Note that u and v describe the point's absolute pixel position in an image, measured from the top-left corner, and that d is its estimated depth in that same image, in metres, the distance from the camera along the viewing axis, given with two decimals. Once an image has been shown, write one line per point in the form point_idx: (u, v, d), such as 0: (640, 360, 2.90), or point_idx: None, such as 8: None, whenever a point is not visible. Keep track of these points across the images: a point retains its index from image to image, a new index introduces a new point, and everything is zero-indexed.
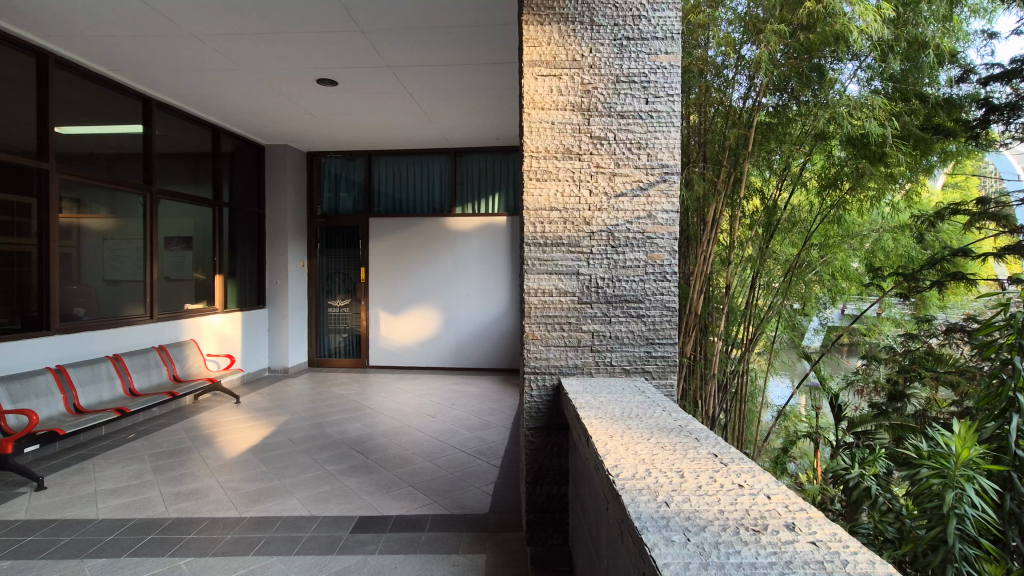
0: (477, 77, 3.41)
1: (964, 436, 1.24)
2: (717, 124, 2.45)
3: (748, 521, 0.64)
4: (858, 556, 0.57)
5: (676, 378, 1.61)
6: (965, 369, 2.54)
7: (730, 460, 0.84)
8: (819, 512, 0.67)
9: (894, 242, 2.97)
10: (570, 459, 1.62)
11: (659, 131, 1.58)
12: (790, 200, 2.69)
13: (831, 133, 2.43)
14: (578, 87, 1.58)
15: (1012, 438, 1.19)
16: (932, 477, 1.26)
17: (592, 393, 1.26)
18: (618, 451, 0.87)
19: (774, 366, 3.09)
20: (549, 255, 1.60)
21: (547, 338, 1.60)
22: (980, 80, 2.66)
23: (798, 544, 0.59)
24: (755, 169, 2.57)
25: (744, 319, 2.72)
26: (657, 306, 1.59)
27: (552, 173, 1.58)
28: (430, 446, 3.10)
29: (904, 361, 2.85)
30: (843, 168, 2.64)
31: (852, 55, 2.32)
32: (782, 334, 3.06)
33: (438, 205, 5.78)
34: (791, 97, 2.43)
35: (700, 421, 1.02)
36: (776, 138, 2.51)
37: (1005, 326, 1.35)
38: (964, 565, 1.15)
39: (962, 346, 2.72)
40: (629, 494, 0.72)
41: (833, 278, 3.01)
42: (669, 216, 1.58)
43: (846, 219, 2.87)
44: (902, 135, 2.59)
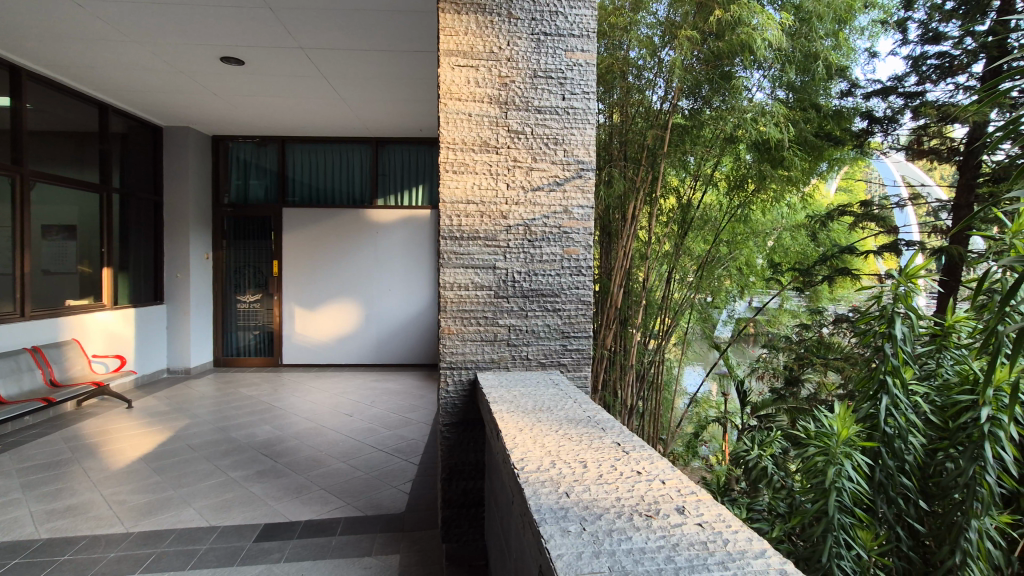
0: (397, 64, 3.32)
1: (843, 416, 1.36)
2: (636, 124, 2.56)
3: (641, 507, 0.66)
4: (738, 534, 0.60)
5: (590, 370, 1.65)
6: (850, 356, 2.75)
7: (631, 448, 0.86)
8: (707, 494, 0.70)
9: (793, 240, 3.26)
10: (485, 453, 1.62)
11: (575, 128, 1.61)
12: (703, 200, 2.85)
13: (738, 136, 2.58)
14: (494, 79, 1.57)
15: (882, 416, 1.32)
16: (818, 455, 1.37)
17: (506, 388, 1.26)
18: (526, 445, 0.87)
19: (687, 356, 3.30)
20: (465, 249, 1.58)
21: (463, 332, 1.59)
22: (864, 94, 2.94)
23: (685, 527, 0.62)
24: (672, 170, 2.70)
25: (662, 313, 2.87)
26: (572, 300, 1.62)
27: (469, 165, 1.57)
28: (346, 447, 3.01)
29: (800, 350, 3.05)
30: (750, 170, 2.81)
31: (758, 63, 2.48)
32: (695, 326, 3.25)
33: (359, 197, 5.59)
34: (704, 102, 2.55)
35: (607, 411, 1.05)
36: (690, 140, 2.59)
37: (878, 317, 1.50)
38: (841, 532, 1.27)
39: (848, 335, 2.97)
40: (531, 487, 0.72)
41: (740, 272, 3.22)
42: (585, 211, 1.62)
43: (751, 217, 3.06)
44: (799, 141, 2.80)
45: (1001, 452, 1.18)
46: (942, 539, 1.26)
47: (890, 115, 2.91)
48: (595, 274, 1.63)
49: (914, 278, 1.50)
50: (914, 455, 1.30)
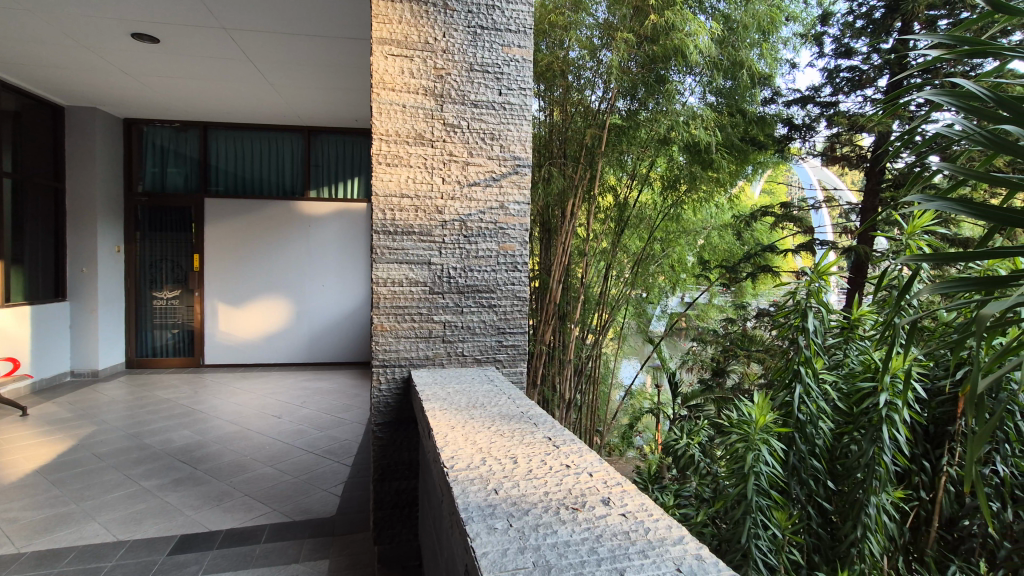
0: (329, 51, 3.19)
1: (762, 405, 1.43)
2: (575, 122, 2.60)
3: (569, 500, 0.67)
4: (659, 522, 0.62)
5: (526, 365, 1.66)
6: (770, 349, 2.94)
7: (562, 442, 0.87)
8: (632, 485, 0.72)
9: (720, 238, 3.44)
10: (419, 452, 1.60)
11: (511, 124, 1.61)
12: (639, 199, 2.94)
13: (671, 138, 2.67)
14: (430, 70, 1.54)
15: (796, 404, 1.42)
16: (739, 441, 1.43)
17: (440, 385, 1.25)
18: (457, 443, 0.86)
19: (623, 350, 3.43)
20: (399, 243, 1.55)
21: (397, 329, 1.56)
22: (785, 102, 3.16)
23: (609, 518, 0.63)
24: (610, 169, 2.76)
25: (599, 308, 2.96)
26: (507, 296, 1.62)
27: (403, 158, 1.53)
28: (274, 450, 2.88)
29: (726, 342, 3.28)
30: (682, 171, 2.90)
31: (690, 69, 2.57)
32: (630, 321, 3.36)
33: (290, 188, 5.34)
34: (639, 104, 2.59)
35: (540, 406, 1.06)
36: (627, 141, 2.64)
37: (793, 312, 1.60)
38: (759, 514, 1.34)
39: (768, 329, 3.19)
40: (460, 485, 0.71)
41: (672, 269, 3.35)
42: (521, 207, 1.62)
43: (683, 217, 3.18)
44: (727, 144, 2.95)
45: (896, 434, 1.30)
46: (846, 515, 1.36)
47: (808, 123, 3.12)
48: (530, 270, 1.64)
49: (826, 275, 1.61)
50: (823, 439, 1.41)
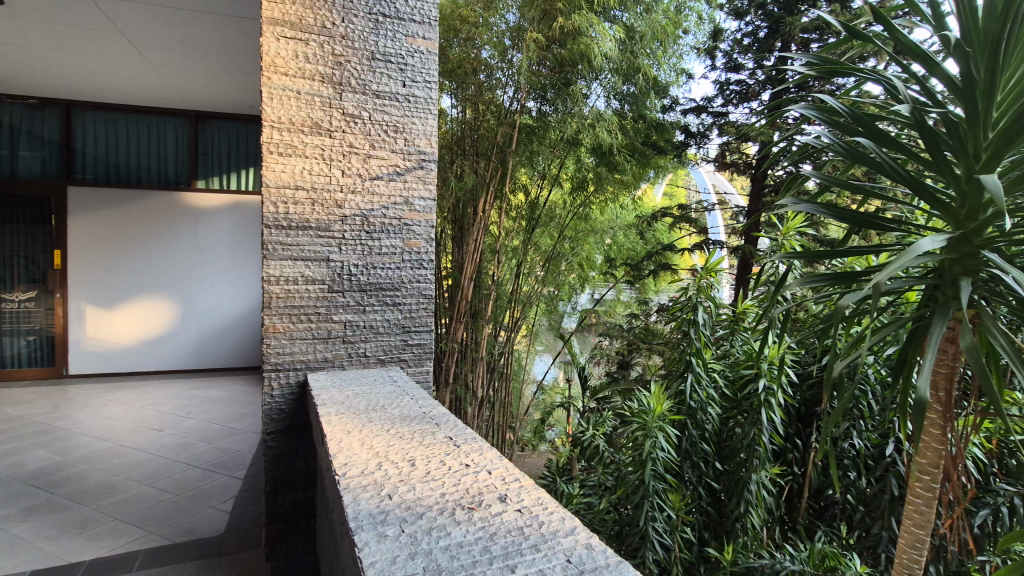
0: (217, 30, 2.94)
1: (658, 395, 1.51)
2: (488, 121, 2.60)
3: (465, 500, 0.66)
4: (552, 516, 0.63)
5: (432, 364, 1.63)
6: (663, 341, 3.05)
7: (462, 441, 0.86)
8: (531, 479, 0.73)
9: (625, 238, 3.56)
10: (316, 460, 1.52)
11: (416, 117, 1.57)
12: (549, 197, 3.02)
13: (580, 140, 2.75)
14: (328, 56, 1.46)
15: (688, 392, 1.52)
16: (638, 429, 1.51)
17: (339, 388, 1.19)
18: (352, 448, 0.82)
19: (534, 346, 3.54)
20: (294, 239, 1.46)
21: (292, 330, 1.47)
22: (682, 110, 3.34)
23: (504, 515, 0.63)
24: (522, 167, 2.80)
25: (511, 304, 3.01)
26: (413, 294, 1.59)
27: (297, 148, 1.44)
28: (152, 467, 2.61)
29: (631, 336, 3.37)
30: (589, 172, 2.99)
31: (595, 74, 2.64)
32: (542, 317, 3.46)
33: (175, 178, 4.87)
34: (549, 105, 2.64)
35: (443, 406, 1.04)
36: (538, 141, 2.70)
37: (685, 306, 1.71)
38: (655, 498, 1.42)
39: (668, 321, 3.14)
40: (351, 493, 0.68)
41: (581, 267, 3.46)
42: (426, 203, 1.59)
43: (591, 216, 3.28)
44: (630, 149, 3.10)
45: (773, 415, 1.43)
46: (731, 492, 1.48)
47: (702, 131, 3.35)
48: (437, 267, 1.62)
49: (714, 272, 1.73)
50: (712, 423, 1.52)
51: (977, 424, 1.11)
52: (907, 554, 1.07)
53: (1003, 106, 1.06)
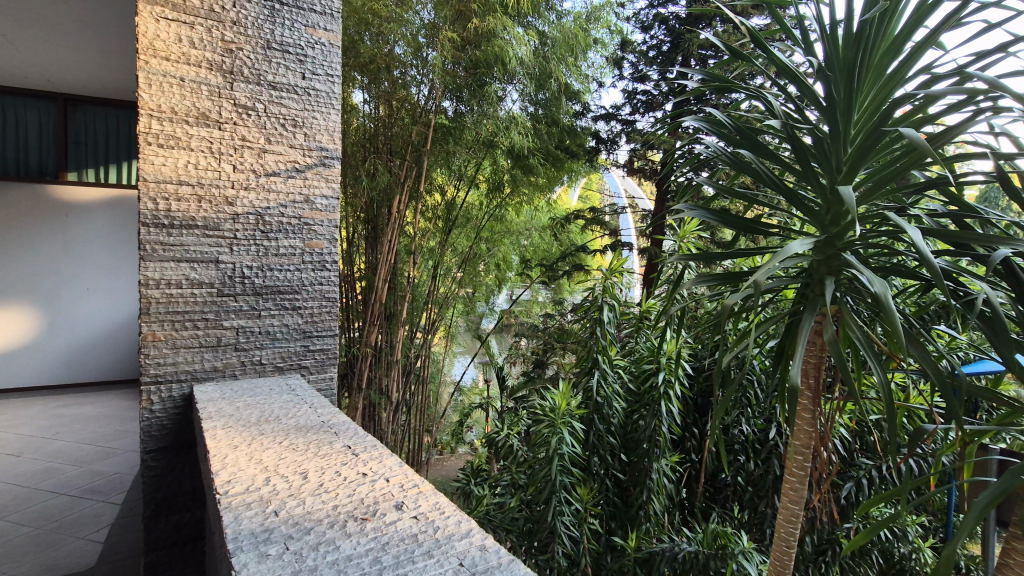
0: (89, 5, 2.65)
1: (564, 392, 1.56)
2: (402, 120, 2.54)
3: (359, 511, 0.64)
4: (449, 520, 0.62)
5: (335, 369, 1.60)
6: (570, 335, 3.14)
7: (361, 449, 0.83)
8: (429, 484, 0.72)
9: (542, 239, 3.65)
10: (204, 477, 1.43)
11: (317, 112, 1.52)
12: (466, 198, 3.01)
13: (496, 142, 2.75)
14: (216, 42, 1.37)
15: (595, 388, 1.58)
16: (546, 426, 1.54)
17: (229, 399, 1.12)
18: (237, 464, 0.77)
19: (452, 346, 3.58)
20: (177, 239, 1.35)
21: (175, 338, 1.37)
22: (593, 117, 3.46)
23: (399, 523, 0.62)
24: (439, 168, 2.79)
25: (427, 306, 2.99)
26: (314, 297, 1.54)
27: (181, 140, 1.34)
28: (8, 498, 2.29)
29: (545, 337, 3.43)
30: (504, 174, 3.02)
31: (511, 78, 2.66)
32: (459, 319, 3.48)
33: (37, 167, 4.30)
34: (464, 105, 2.63)
35: (344, 414, 1.00)
36: (453, 141, 2.67)
37: (590, 306, 1.78)
38: (563, 492, 1.46)
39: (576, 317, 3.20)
40: (232, 512, 0.63)
41: (498, 267, 3.48)
42: (328, 202, 1.55)
43: (507, 217, 3.30)
44: (546, 153, 3.15)
45: (670, 406, 1.53)
46: (635, 482, 1.56)
47: (611, 137, 3.51)
48: (340, 268, 1.58)
49: (617, 272, 1.81)
50: (617, 417, 1.59)
51: (839, 407, 1.26)
52: (785, 528, 1.18)
53: (860, 124, 1.18)
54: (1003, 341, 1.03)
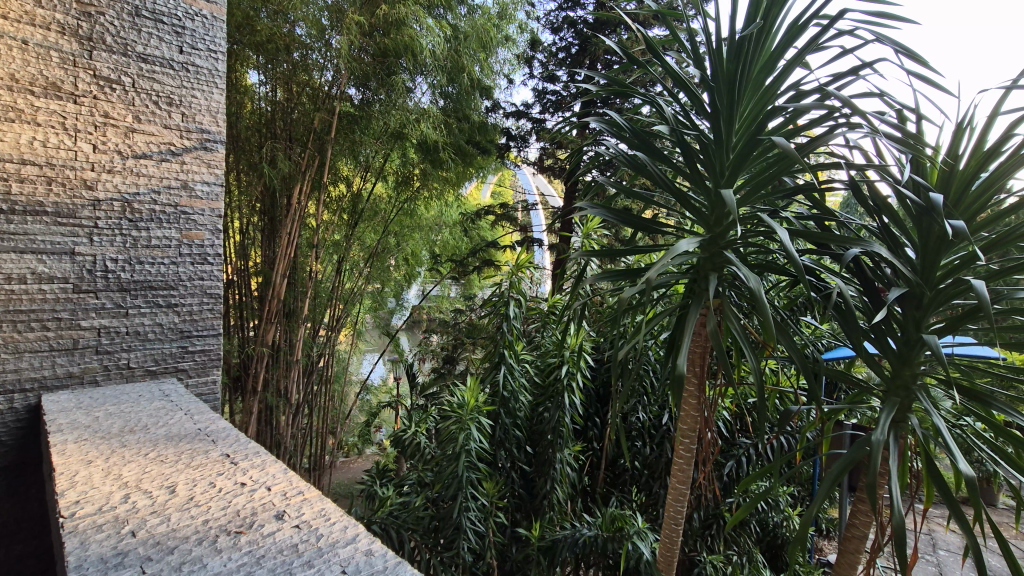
0: None
1: (472, 388, 1.55)
2: (303, 104, 2.40)
3: (233, 524, 0.59)
4: (334, 527, 0.59)
5: (219, 372, 1.52)
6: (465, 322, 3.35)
7: (242, 457, 0.77)
8: (315, 491, 0.68)
9: (450, 235, 3.67)
10: (52, 495, 1.29)
11: (198, 90, 1.43)
12: (373, 191, 2.91)
13: (405, 134, 2.67)
14: (71, 3, 1.25)
15: (500, 383, 1.59)
16: (452, 423, 1.53)
17: (88, 409, 0.99)
18: (90, 481, 0.68)
19: (357, 344, 3.48)
20: (21, 228, 1.21)
21: (19, 341, 1.22)
22: (505, 114, 3.49)
23: (278, 534, 0.58)
24: (345, 159, 2.68)
25: (331, 303, 2.87)
26: (194, 294, 1.45)
27: (24, 112, 1.20)
28: None
29: (455, 332, 3.42)
30: (413, 167, 2.94)
31: (421, 71, 2.59)
32: (365, 314, 3.43)
33: None
34: (372, 95, 2.52)
35: (224, 420, 0.93)
36: (360, 131, 2.57)
37: (498, 301, 1.78)
38: (469, 488, 1.46)
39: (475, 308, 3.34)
40: (78, 536, 0.55)
41: (407, 262, 3.41)
42: (210, 188, 1.46)
43: (417, 212, 3.22)
44: (456, 148, 3.11)
45: (573, 397, 1.59)
46: (539, 473, 1.60)
47: (522, 134, 3.54)
48: (222, 261, 1.50)
49: (523, 268, 1.84)
50: (523, 410, 1.62)
51: (721, 392, 1.37)
52: (675, 506, 1.26)
53: (741, 130, 1.27)
54: (853, 329, 1.17)
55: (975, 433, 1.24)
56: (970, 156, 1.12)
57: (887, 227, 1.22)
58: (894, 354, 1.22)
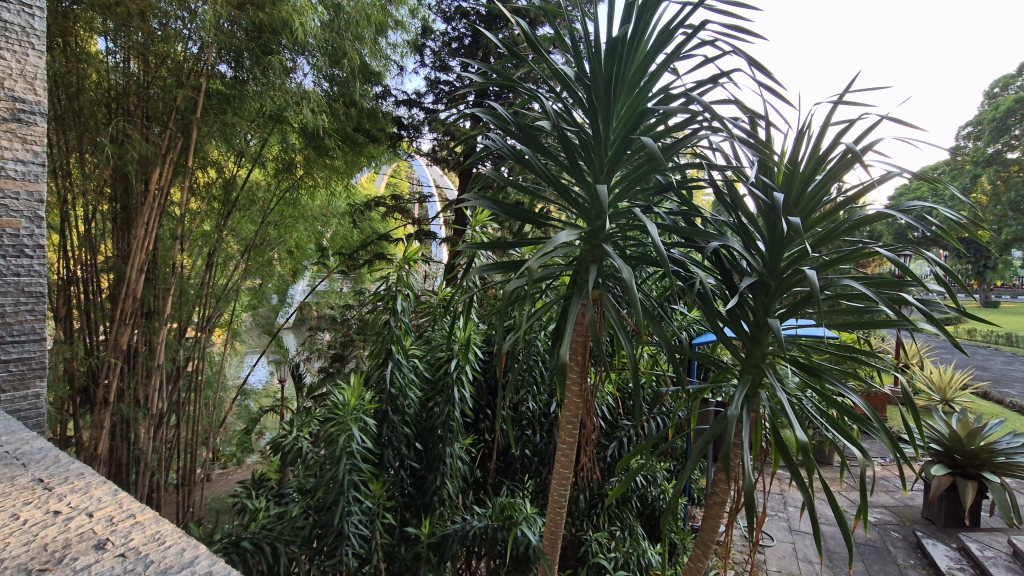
0: None
1: (357, 387, 1.47)
2: (163, 79, 2.11)
3: (39, 560, 0.52)
4: (169, 550, 0.54)
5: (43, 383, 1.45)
6: (352, 321, 3.22)
7: (60, 481, 0.69)
8: (149, 513, 0.62)
9: (342, 230, 3.59)
10: None
11: (6, 45, 1.35)
12: (248, 178, 2.67)
13: (285, 117, 2.47)
14: None
15: (388, 380, 1.53)
16: (334, 425, 1.46)
17: None
18: None
19: (234, 344, 3.21)
20: None
21: None
22: (396, 102, 3.38)
23: (96, 565, 0.51)
24: (219, 145, 2.43)
25: (199, 301, 2.60)
26: (7, 293, 1.37)
27: None
28: None
29: (345, 329, 3.28)
30: (295, 154, 2.75)
31: (301, 50, 2.41)
32: (243, 312, 3.19)
33: None
34: (243, 71, 2.30)
35: (43, 438, 0.84)
36: (232, 111, 2.35)
37: (386, 296, 1.71)
38: (352, 491, 1.40)
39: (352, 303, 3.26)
40: None
41: (289, 254, 3.23)
42: (24, 167, 1.39)
43: (300, 201, 3.03)
44: (342, 136, 2.95)
45: (462, 390, 1.59)
46: (429, 469, 1.57)
47: (415, 124, 3.44)
48: (43, 252, 1.44)
49: (412, 262, 1.79)
50: (412, 407, 1.58)
51: (602, 378, 1.44)
52: (559, 491, 1.31)
53: (618, 129, 1.33)
54: (713, 316, 1.28)
55: (812, 404, 1.41)
56: (806, 161, 1.27)
57: (741, 224, 1.35)
58: (747, 336, 1.35)
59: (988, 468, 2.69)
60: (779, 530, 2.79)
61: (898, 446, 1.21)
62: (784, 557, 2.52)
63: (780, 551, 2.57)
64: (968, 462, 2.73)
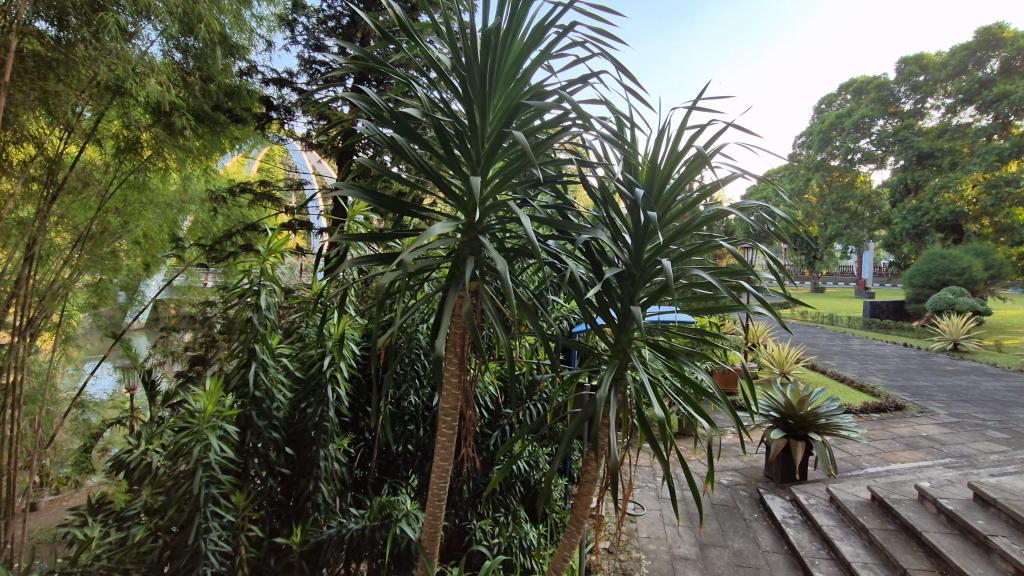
0: None
1: (212, 392, 1.33)
2: None
3: None
4: None
5: None
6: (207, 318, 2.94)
7: None
8: None
9: (208, 224, 3.35)
10: None
11: None
12: (80, 156, 2.30)
13: (127, 89, 2.15)
14: None
15: (251, 382, 1.40)
16: (186, 435, 1.31)
17: None
18: None
19: (67, 350, 2.77)
20: None
21: None
22: (264, 80, 3.15)
23: None
24: (42, 117, 2.05)
25: (18, 300, 2.18)
26: None
27: None
28: None
29: (207, 330, 2.96)
30: (140, 132, 2.41)
31: (146, 14, 2.10)
32: (78, 312, 2.77)
33: None
34: (67, 31, 1.94)
35: None
36: (54, 77, 1.97)
37: (248, 288, 1.58)
38: (210, 505, 1.29)
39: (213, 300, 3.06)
40: None
41: (136, 245, 2.86)
42: None
43: (149, 185, 2.70)
44: (196, 114, 2.63)
45: (338, 389, 1.51)
46: (300, 474, 1.48)
47: (286, 105, 3.25)
48: None
49: (279, 254, 1.66)
50: (280, 410, 1.47)
51: (480, 370, 1.44)
52: (439, 485, 1.30)
53: (494, 121, 1.33)
54: (584, 305, 1.34)
55: (672, 383, 1.54)
56: (665, 160, 1.38)
57: (609, 217, 1.42)
58: (615, 324, 1.44)
59: (813, 429, 3.16)
60: (648, 499, 3.05)
61: (738, 417, 1.37)
62: (653, 523, 2.76)
63: (649, 518, 2.81)
64: (798, 425, 3.18)
